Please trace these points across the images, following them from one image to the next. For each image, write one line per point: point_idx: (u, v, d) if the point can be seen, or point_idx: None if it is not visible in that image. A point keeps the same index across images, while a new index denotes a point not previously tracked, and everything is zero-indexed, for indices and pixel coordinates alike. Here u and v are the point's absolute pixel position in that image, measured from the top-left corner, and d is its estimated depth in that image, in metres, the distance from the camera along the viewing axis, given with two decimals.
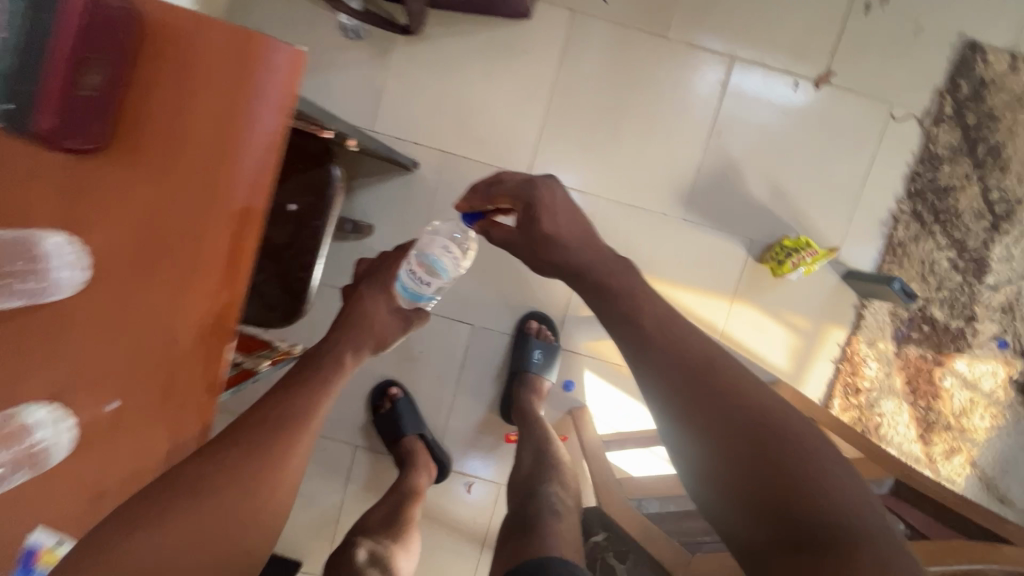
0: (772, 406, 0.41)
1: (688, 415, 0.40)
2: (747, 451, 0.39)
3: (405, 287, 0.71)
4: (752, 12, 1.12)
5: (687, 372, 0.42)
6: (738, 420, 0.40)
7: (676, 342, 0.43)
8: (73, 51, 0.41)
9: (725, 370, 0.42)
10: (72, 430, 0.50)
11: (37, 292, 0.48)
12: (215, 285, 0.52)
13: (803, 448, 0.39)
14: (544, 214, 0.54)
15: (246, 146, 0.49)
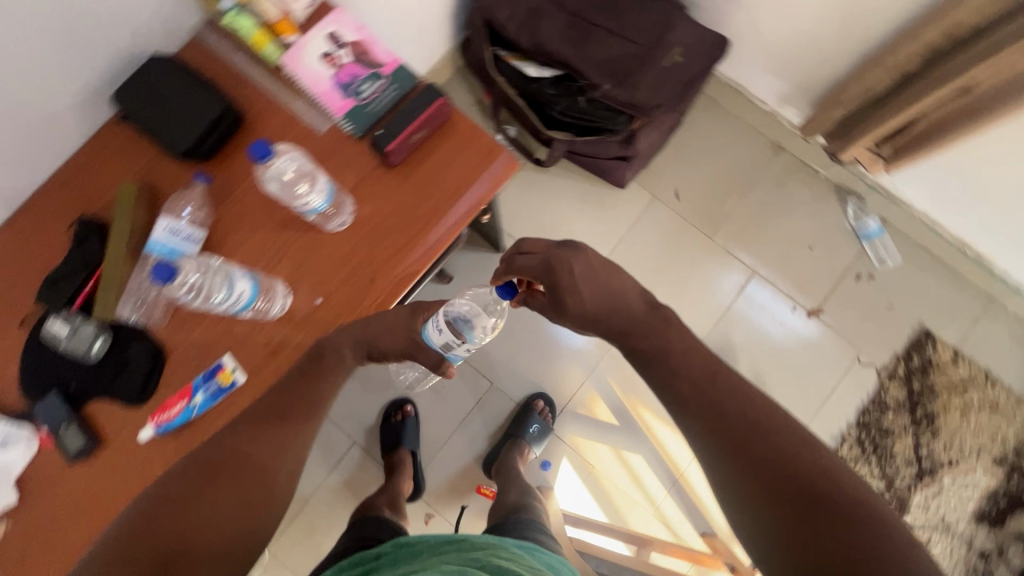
0: (782, 447, 0.61)
1: (732, 478, 0.61)
2: (774, 493, 0.59)
3: (428, 339, 0.73)
4: (777, 247, 1.52)
5: (718, 440, 0.63)
6: (766, 468, 0.60)
7: (714, 405, 0.65)
8: (422, 120, 0.78)
9: (753, 439, 0.62)
10: (285, 304, 0.77)
11: (317, 220, 0.78)
12: (403, 265, 0.79)
13: (815, 475, 0.59)
14: (570, 294, 0.74)
15: (465, 196, 0.80)
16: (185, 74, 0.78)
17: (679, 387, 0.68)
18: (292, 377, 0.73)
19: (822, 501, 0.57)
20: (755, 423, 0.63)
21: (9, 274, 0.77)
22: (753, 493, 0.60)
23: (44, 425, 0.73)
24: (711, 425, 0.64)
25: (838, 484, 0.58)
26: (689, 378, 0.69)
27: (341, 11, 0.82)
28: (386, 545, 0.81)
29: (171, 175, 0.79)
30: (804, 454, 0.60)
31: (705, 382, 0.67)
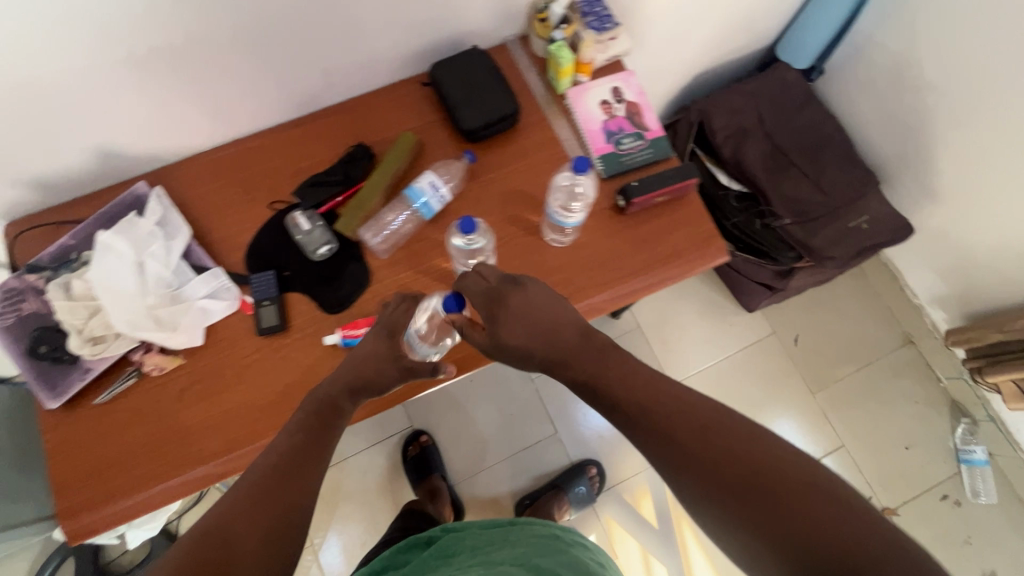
0: (740, 443, 0.55)
1: (709, 498, 0.54)
2: (749, 506, 0.52)
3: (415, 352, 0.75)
4: (873, 431, 1.50)
5: (678, 450, 0.56)
6: (732, 479, 0.53)
7: (666, 424, 0.58)
8: (670, 189, 0.85)
9: (701, 441, 0.56)
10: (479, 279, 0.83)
11: (546, 234, 0.86)
12: (597, 299, 0.84)
13: (795, 475, 0.52)
14: (507, 320, 0.68)
15: (674, 265, 0.86)
16: (493, 69, 0.89)
17: (629, 407, 0.61)
18: (300, 433, 0.65)
19: (812, 512, 0.49)
20: (706, 419, 0.57)
21: (278, 162, 0.89)
22: (731, 512, 0.53)
23: (252, 294, 0.82)
24: (666, 437, 0.57)
25: (819, 483, 0.51)
26: (637, 391, 0.61)
27: (631, 75, 0.94)
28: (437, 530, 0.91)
29: (441, 142, 0.90)
30: (767, 451, 0.54)
31: (653, 394, 0.61)
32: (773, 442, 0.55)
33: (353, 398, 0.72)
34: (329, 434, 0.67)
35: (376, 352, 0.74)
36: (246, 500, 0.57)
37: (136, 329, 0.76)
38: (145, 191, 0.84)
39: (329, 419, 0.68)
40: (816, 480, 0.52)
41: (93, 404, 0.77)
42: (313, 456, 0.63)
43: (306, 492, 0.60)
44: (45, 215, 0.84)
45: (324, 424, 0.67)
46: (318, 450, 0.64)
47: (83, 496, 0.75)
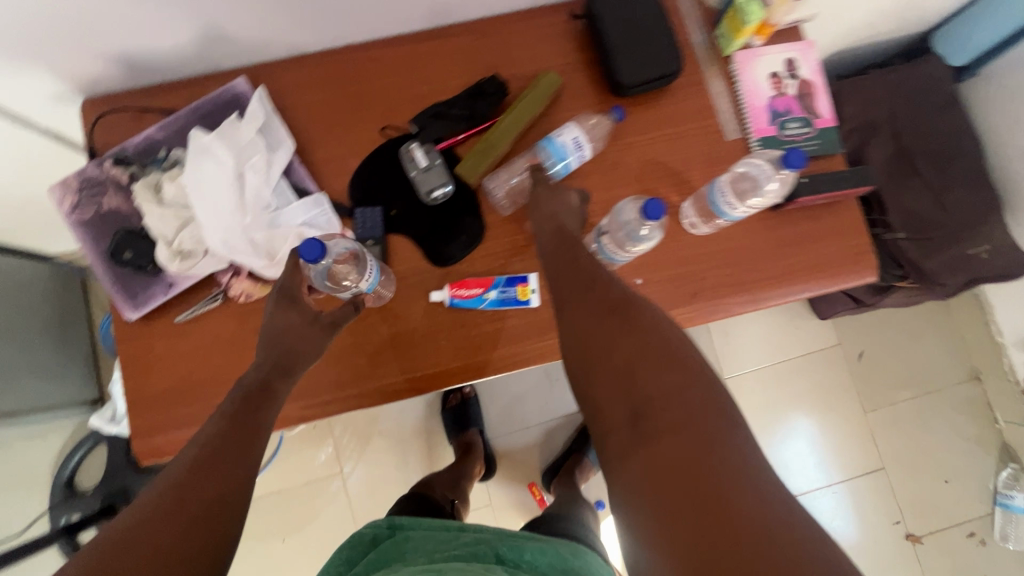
0: (670, 371, 0.47)
1: (609, 425, 0.47)
2: (646, 440, 0.44)
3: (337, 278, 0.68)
4: (916, 459, 1.47)
5: (600, 363, 0.50)
6: (638, 407, 0.46)
7: (616, 359, 0.50)
8: (835, 194, 0.76)
9: (648, 394, 0.46)
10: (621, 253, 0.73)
11: (692, 221, 0.76)
12: (729, 300, 0.76)
13: (709, 424, 0.44)
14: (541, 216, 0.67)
15: (818, 278, 0.77)
16: (661, 13, 0.76)
17: (585, 349, 0.52)
18: (229, 416, 0.51)
19: (710, 467, 0.41)
20: (644, 339, 0.50)
21: (396, 81, 0.77)
22: (625, 438, 0.46)
23: (355, 230, 0.73)
24: (589, 353, 0.52)
25: (732, 441, 0.43)
26: (586, 303, 0.55)
27: (810, 46, 0.81)
28: (380, 523, 0.72)
29: (583, 90, 0.78)
30: (712, 435, 0.43)
31: (607, 308, 0.53)
32: (699, 383, 0.46)
33: (286, 377, 0.58)
34: (262, 418, 0.53)
35: (296, 323, 0.62)
36: (151, 509, 0.43)
37: (230, 250, 0.68)
38: (245, 89, 0.74)
39: (258, 401, 0.54)
40: (729, 438, 0.43)
41: (173, 322, 0.71)
42: (241, 450, 0.49)
43: (236, 484, 0.46)
44: (130, 99, 0.74)
45: (254, 407, 0.53)
46: (249, 435, 0.50)
47: (154, 418, 0.70)
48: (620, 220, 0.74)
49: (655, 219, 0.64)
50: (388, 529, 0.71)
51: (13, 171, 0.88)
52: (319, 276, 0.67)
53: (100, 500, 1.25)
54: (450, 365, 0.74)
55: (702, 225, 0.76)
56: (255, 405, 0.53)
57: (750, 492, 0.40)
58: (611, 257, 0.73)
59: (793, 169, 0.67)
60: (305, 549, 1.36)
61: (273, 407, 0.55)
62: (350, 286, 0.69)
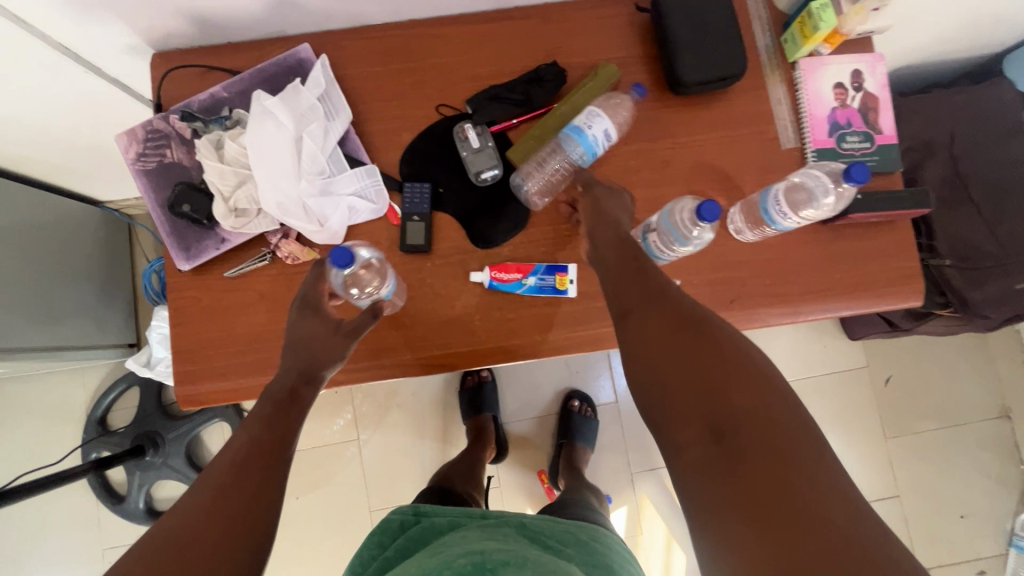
0: (755, 387, 0.46)
1: (687, 440, 0.46)
2: (733, 457, 0.43)
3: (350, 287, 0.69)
4: (932, 490, 1.45)
5: (673, 377, 0.49)
6: (721, 422, 0.45)
7: (698, 380, 0.48)
8: (890, 213, 0.74)
9: (736, 420, 0.45)
10: (667, 251, 0.71)
11: (739, 229, 0.75)
12: (768, 310, 0.75)
13: (798, 444, 0.43)
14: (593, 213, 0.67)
15: (862, 297, 0.76)
16: (730, 13, 0.74)
17: (663, 366, 0.50)
18: (264, 421, 0.56)
19: (806, 490, 0.40)
20: (721, 353, 0.49)
21: (455, 60, 0.77)
22: (708, 458, 0.44)
23: (402, 204, 0.75)
24: (659, 366, 0.51)
25: (825, 463, 0.42)
26: (654, 313, 0.54)
27: (880, 59, 0.78)
28: (407, 510, 0.78)
29: (641, 84, 0.78)
30: (810, 467, 0.42)
31: (678, 320, 0.52)
32: (783, 399, 0.46)
33: (311, 383, 0.61)
34: (293, 422, 0.58)
35: (317, 333, 0.63)
36: (197, 507, 0.48)
37: (284, 213, 0.70)
38: (309, 56, 0.75)
39: (290, 407, 0.58)
40: (821, 458, 0.42)
41: (222, 276, 0.74)
42: (272, 453, 0.54)
43: (268, 485, 0.51)
44: (198, 55, 0.76)
45: (285, 412, 0.57)
46: (281, 438, 0.55)
47: (198, 366, 0.73)
48: (672, 219, 0.70)
49: (709, 220, 0.64)
50: (414, 516, 0.77)
51: (80, 116, 0.92)
52: (339, 289, 0.69)
53: (130, 440, 1.31)
54: (482, 346, 0.75)
55: (748, 232, 0.75)
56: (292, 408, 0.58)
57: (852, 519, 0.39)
58: (656, 256, 0.72)
59: (853, 183, 0.66)
60: (317, 508, 1.41)
61: (303, 410, 0.59)
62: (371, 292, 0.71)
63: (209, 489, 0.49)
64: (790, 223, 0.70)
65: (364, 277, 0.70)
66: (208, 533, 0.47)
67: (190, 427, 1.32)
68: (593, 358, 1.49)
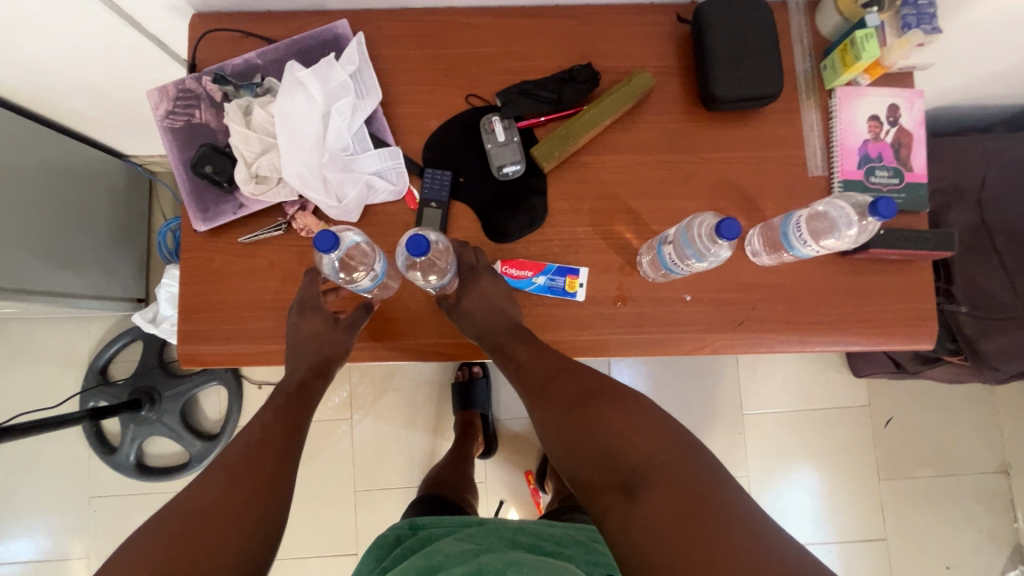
0: (642, 436, 0.60)
1: (607, 499, 0.58)
2: (639, 504, 0.56)
3: (339, 270, 0.68)
4: (922, 537, 1.43)
5: (579, 451, 0.62)
6: (626, 479, 0.58)
7: (601, 445, 0.61)
8: (911, 252, 0.73)
9: (635, 465, 0.58)
10: (684, 265, 0.70)
11: (756, 252, 0.74)
12: (777, 336, 0.74)
13: (688, 465, 0.57)
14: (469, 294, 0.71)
15: (873, 334, 0.75)
16: (773, 33, 0.73)
17: (574, 439, 0.62)
18: (277, 408, 0.66)
19: (698, 514, 0.53)
20: (620, 413, 0.62)
21: (489, 52, 0.77)
22: (622, 504, 0.57)
23: (421, 188, 0.75)
24: (573, 438, 0.63)
25: (709, 484, 0.55)
26: (559, 389, 0.66)
27: (919, 96, 0.77)
28: (401, 524, 0.85)
29: (673, 95, 0.77)
30: (698, 481, 0.56)
31: (576, 393, 0.65)
32: (668, 434, 0.60)
33: (321, 376, 0.70)
34: (302, 412, 0.67)
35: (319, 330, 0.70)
36: (214, 486, 0.57)
37: (303, 185, 0.71)
38: (344, 31, 0.75)
39: (300, 399, 0.68)
40: (707, 468, 0.57)
41: (236, 241, 0.74)
42: (283, 436, 0.63)
43: (282, 468, 0.61)
44: (237, 20, 0.76)
45: (297, 403, 0.67)
46: (293, 429, 0.65)
47: (203, 326, 0.73)
48: (689, 233, 0.69)
49: (729, 238, 0.63)
50: (410, 530, 0.83)
51: (114, 67, 0.92)
52: (329, 270, 0.68)
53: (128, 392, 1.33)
54: None
55: (765, 256, 0.74)
56: (302, 400, 0.68)
57: (737, 522, 0.53)
58: (669, 268, 0.71)
59: (877, 217, 0.65)
60: (303, 483, 1.41)
61: (312, 400, 0.69)
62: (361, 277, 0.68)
63: (222, 470, 0.59)
64: (831, 245, 0.69)
65: (351, 262, 0.68)
66: (230, 506, 0.56)
67: (188, 388, 1.33)
68: None
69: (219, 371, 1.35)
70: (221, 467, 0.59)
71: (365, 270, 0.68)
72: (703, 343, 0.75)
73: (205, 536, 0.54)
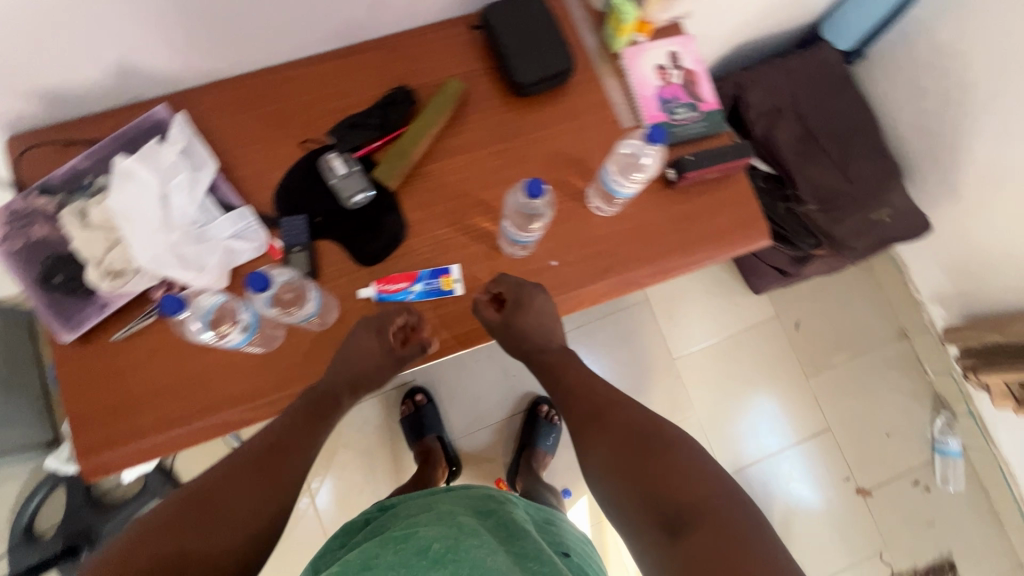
0: (690, 482, 0.64)
1: (647, 535, 0.64)
2: (681, 545, 0.61)
3: (209, 329, 0.73)
4: (858, 416, 1.57)
5: (629, 491, 0.66)
6: (670, 523, 0.63)
7: (651, 483, 0.65)
8: (722, 169, 0.84)
9: (685, 510, 0.63)
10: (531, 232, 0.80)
11: (597, 207, 0.83)
12: (638, 273, 0.83)
13: (730, 516, 0.62)
14: (524, 314, 0.76)
15: (716, 246, 0.85)
16: (550, 19, 0.83)
17: (621, 476, 0.67)
18: (296, 414, 0.71)
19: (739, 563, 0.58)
20: (668, 457, 0.67)
21: (311, 98, 0.83)
22: (662, 543, 0.62)
23: (281, 238, 0.78)
24: (623, 474, 0.67)
25: (752, 535, 0.60)
26: (607, 425, 0.71)
27: (691, 40, 0.89)
28: (371, 509, 0.87)
29: (488, 92, 0.85)
30: (741, 536, 0.60)
31: (627, 433, 0.69)
32: (713, 486, 0.64)
33: (354, 392, 0.76)
34: (322, 422, 0.72)
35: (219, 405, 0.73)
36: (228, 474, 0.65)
37: (160, 266, 0.72)
38: (165, 115, 0.78)
39: (324, 408, 0.72)
40: (747, 522, 0.61)
41: (111, 340, 0.74)
42: (300, 447, 0.69)
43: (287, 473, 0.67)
44: (54, 131, 0.77)
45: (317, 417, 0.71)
46: (308, 437, 0.70)
47: (100, 433, 0.72)
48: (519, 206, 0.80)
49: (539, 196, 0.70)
50: (379, 510, 0.86)
51: None
52: (203, 334, 0.73)
53: (61, 541, 1.24)
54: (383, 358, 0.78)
55: (604, 207, 0.83)
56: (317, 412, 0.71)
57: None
58: (518, 239, 0.79)
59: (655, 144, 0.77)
60: (280, 569, 1.37)
61: (338, 411, 0.74)
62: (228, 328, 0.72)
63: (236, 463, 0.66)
64: (654, 160, 0.81)
65: (218, 319, 0.73)
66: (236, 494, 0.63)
67: (126, 515, 1.27)
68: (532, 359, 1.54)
69: (158, 486, 1.31)
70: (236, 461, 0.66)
71: (234, 322, 0.73)
72: (579, 299, 0.82)
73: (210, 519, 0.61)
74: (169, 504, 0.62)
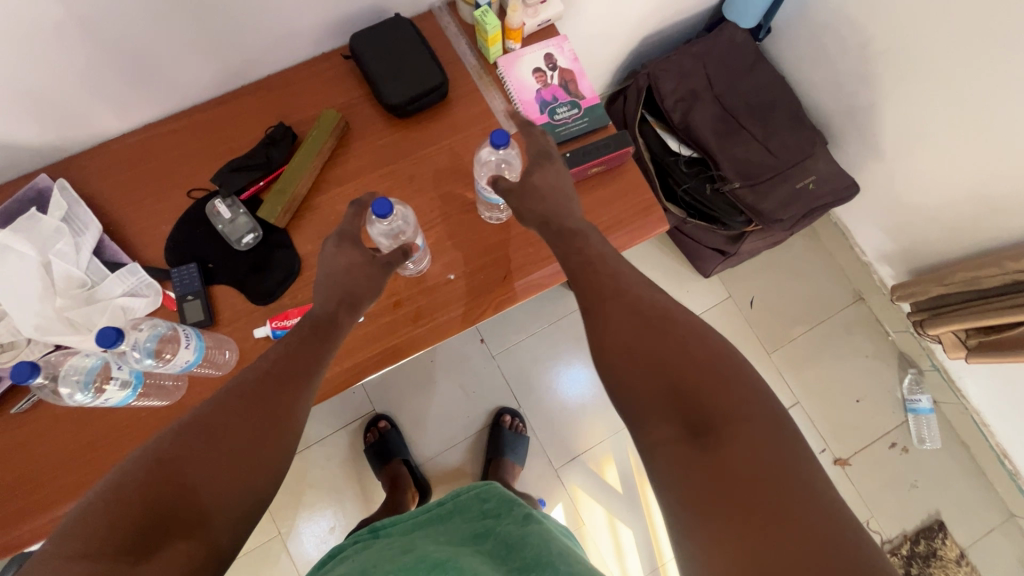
0: (723, 386, 0.54)
1: (663, 437, 0.54)
2: (709, 448, 0.50)
3: (86, 385, 0.67)
4: (825, 385, 1.55)
5: (648, 390, 0.57)
6: (696, 424, 0.52)
7: (674, 380, 0.56)
8: (607, 161, 0.84)
9: (715, 412, 0.52)
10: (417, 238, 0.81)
11: (491, 215, 0.83)
12: (539, 275, 0.83)
13: (767, 424, 0.51)
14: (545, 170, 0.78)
15: (613, 237, 0.85)
16: (418, 39, 0.84)
17: (636, 375, 0.58)
18: (300, 336, 0.68)
19: (777, 475, 0.47)
20: (693, 357, 0.57)
21: (194, 149, 0.84)
22: (684, 448, 0.52)
23: (174, 288, 0.78)
24: (648, 366, 0.58)
25: (794, 455, 0.49)
26: (622, 319, 0.62)
27: (565, 39, 0.91)
28: (361, 532, 0.82)
29: (368, 118, 0.86)
30: (775, 443, 0.50)
31: (647, 324, 0.61)
32: (751, 395, 0.53)
33: (351, 310, 0.73)
34: (325, 344, 0.69)
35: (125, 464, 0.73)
36: (227, 405, 0.58)
37: (48, 334, 0.72)
38: (48, 184, 0.79)
39: (326, 330, 0.69)
40: (782, 436, 0.51)
41: (12, 413, 0.74)
42: (309, 369, 0.66)
43: (293, 404, 0.62)
44: None
45: (315, 338, 0.68)
46: (312, 361, 0.66)
47: (9, 508, 0.71)
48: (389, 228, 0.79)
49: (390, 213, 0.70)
50: (369, 532, 0.82)
51: None
52: (80, 394, 0.67)
53: None
54: None
55: (496, 215, 0.83)
56: (315, 335, 0.68)
57: (810, 497, 0.46)
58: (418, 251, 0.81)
59: (503, 148, 0.72)
60: None
61: (340, 329, 0.71)
62: (106, 383, 0.66)
63: (235, 393, 0.60)
64: (516, 157, 0.82)
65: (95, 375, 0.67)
66: (235, 427, 0.57)
67: None
68: (490, 371, 1.53)
69: None
70: (235, 391, 0.60)
71: (111, 379, 0.67)
72: (486, 306, 0.82)
73: (212, 451, 0.55)
74: (164, 437, 0.55)
